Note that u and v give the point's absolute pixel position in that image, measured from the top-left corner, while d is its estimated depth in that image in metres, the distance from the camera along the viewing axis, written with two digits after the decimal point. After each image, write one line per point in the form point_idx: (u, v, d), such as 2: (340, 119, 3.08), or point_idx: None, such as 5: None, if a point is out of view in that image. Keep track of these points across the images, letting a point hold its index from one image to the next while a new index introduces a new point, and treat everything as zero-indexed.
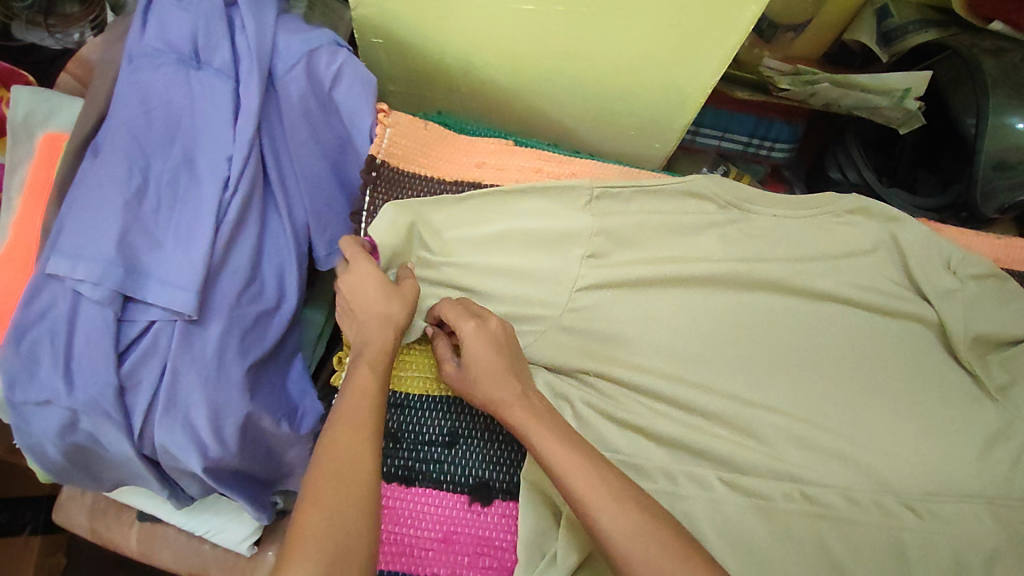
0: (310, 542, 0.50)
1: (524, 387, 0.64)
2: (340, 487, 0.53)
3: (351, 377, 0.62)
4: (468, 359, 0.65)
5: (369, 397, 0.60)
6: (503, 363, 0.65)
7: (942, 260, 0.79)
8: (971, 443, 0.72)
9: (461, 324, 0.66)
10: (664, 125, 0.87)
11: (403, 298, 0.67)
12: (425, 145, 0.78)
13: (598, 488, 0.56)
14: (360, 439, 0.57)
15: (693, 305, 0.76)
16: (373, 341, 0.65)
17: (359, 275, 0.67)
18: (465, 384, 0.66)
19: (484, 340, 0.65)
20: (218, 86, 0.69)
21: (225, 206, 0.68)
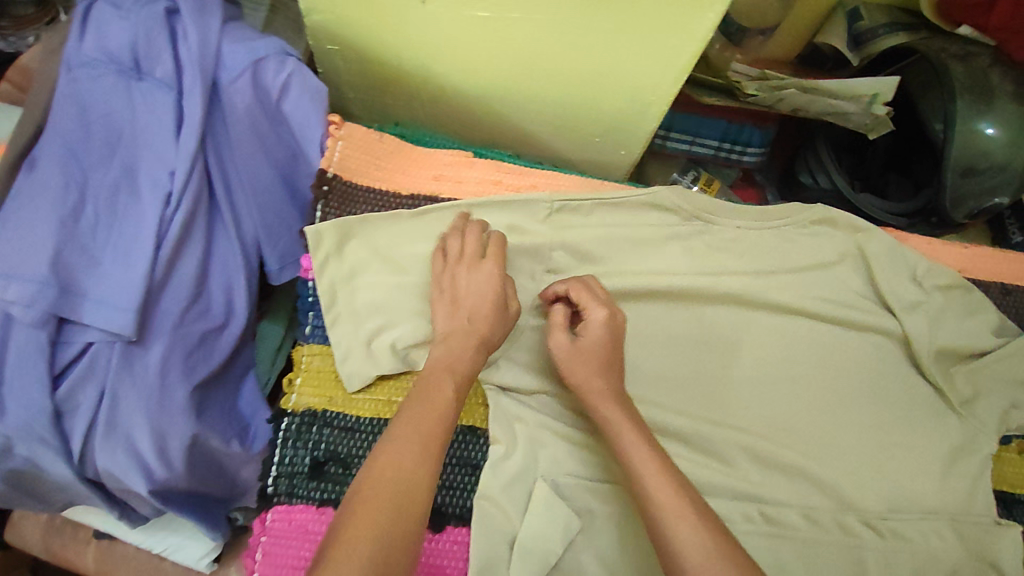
0: (353, 562, 0.45)
1: (621, 388, 0.63)
2: (393, 506, 0.48)
3: (431, 381, 0.59)
4: (588, 339, 0.64)
5: (441, 414, 0.56)
6: (614, 362, 0.64)
7: (908, 270, 0.77)
8: (935, 458, 0.72)
9: (594, 307, 0.66)
10: (630, 133, 0.85)
11: (505, 324, 0.65)
12: (380, 158, 0.76)
13: (681, 505, 0.51)
14: (424, 458, 0.52)
15: (655, 321, 0.74)
16: (465, 355, 0.61)
17: (480, 278, 0.66)
18: (571, 354, 0.64)
19: (607, 331, 0.65)
20: (160, 97, 0.66)
21: (167, 222, 0.66)
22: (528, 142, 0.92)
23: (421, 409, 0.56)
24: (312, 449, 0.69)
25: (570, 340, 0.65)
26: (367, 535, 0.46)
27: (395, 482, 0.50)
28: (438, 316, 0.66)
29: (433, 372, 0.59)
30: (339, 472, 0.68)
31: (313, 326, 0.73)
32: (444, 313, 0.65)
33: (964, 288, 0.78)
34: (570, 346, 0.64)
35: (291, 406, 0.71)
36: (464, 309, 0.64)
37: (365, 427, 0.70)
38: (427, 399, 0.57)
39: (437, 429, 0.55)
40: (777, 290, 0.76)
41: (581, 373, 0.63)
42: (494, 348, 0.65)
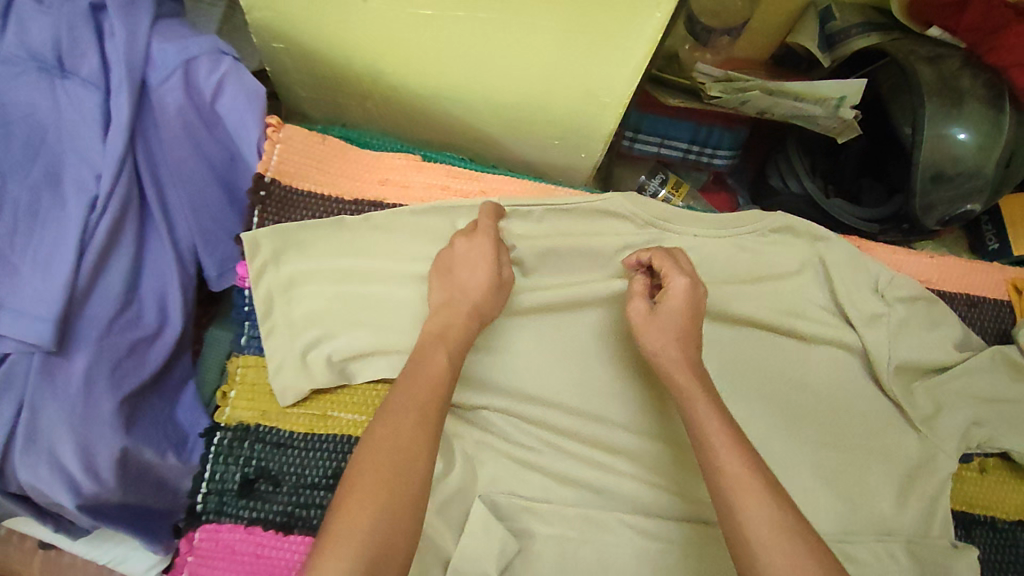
0: (353, 535, 0.47)
1: (698, 362, 0.61)
2: (391, 478, 0.50)
3: (424, 353, 0.59)
4: (670, 307, 0.63)
5: (435, 384, 0.56)
6: (692, 334, 0.63)
7: (870, 281, 0.75)
8: (891, 477, 0.70)
9: (675, 276, 0.65)
10: (589, 136, 0.82)
11: (500, 297, 0.65)
12: (323, 161, 0.74)
13: (747, 477, 0.51)
14: (419, 429, 0.53)
15: (603, 333, 0.72)
16: (455, 324, 0.61)
17: (472, 252, 0.66)
18: (648, 322, 0.63)
19: (691, 300, 0.64)
20: (85, 97, 0.62)
21: (91, 228, 0.62)
22: (486, 144, 0.89)
23: (415, 381, 0.56)
24: (243, 465, 0.68)
25: (648, 308, 0.64)
26: (368, 507, 0.48)
27: (392, 455, 0.51)
28: (432, 289, 0.66)
29: (425, 345, 0.60)
30: (269, 489, 0.68)
31: (249, 337, 0.72)
32: (437, 286, 0.65)
33: (928, 300, 0.75)
34: (647, 312, 0.64)
35: (223, 420, 0.70)
36: (457, 284, 0.64)
37: (297, 443, 0.69)
38: (421, 371, 0.57)
39: (431, 401, 0.55)
40: (734, 301, 0.73)
41: (655, 339, 0.62)
42: (490, 321, 0.65)
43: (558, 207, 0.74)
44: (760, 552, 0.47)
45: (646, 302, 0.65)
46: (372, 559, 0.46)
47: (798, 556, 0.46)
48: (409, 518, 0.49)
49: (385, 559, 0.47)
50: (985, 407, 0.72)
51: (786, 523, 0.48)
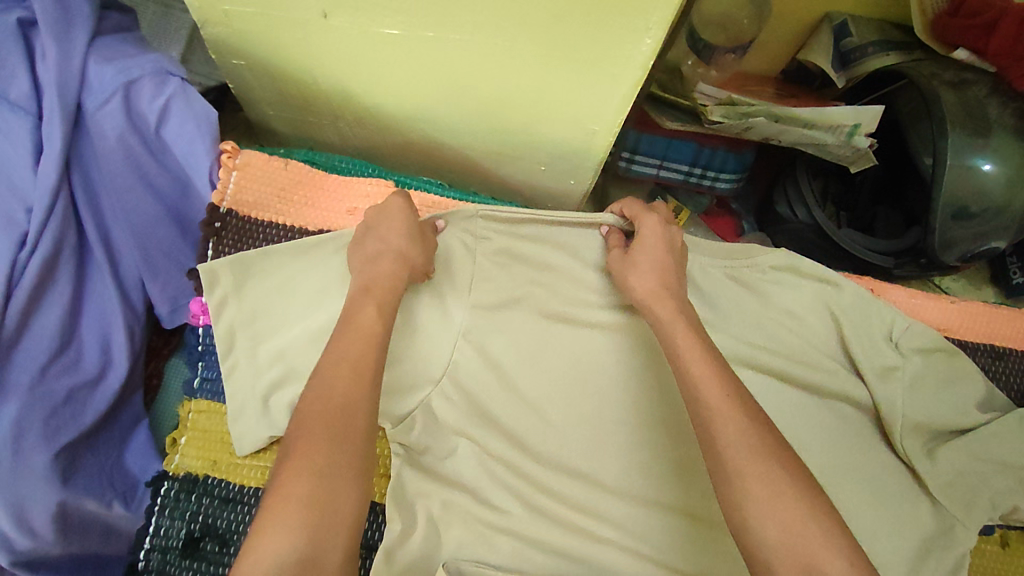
0: (289, 506, 0.42)
1: (677, 288, 0.58)
2: (326, 443, 0.45)
3: (352, 313, 0.53)
4: (641, 249, 0.61)
5: (367, 342, 0.51)
6: (672, 266, 0.60)
7: (883, 329, 0.68)
8: (905, 550, 0.62)
9: (644, 217, 0.62)
10: (577, 162, 0.75)
11: (425, 244, 0.60)
12: (284, 188, 0.68)
13: (742, 422, 0.46)
14: (355, 386, 0.48)
15: (584, 379, 0.65)
16: (381, 275, 0.56)
17: (378, 210, 0.60)
18: (621, 265, 0.61)
19: (670, 234, 0.62)
20: (14, 124, 0.58)
21: (21, 267, 0.58)
22: (468, 169, 0.83)
23: (345, 337, 0.51)
24: (189, 521, 0.62)
25: (622, 253, 0.63)
26: (303, 472, 0.43)
27: (327, 417, 0.46)
28: (351, 258, 0.60)
29: (352, 306, 0.54)
30: (215, 550, 0.61)
31: (202, 380, 0.66)
32: (356, 252, 0.59)
33: (947, 352, 0.68)
34: (621, 255, 0.63)
35: (172, 469, 0.64)
36: (376, 236, 0.59)
37: (248, 500, 0.62)
38: (349, 327, 0.52)
39: (366, 358, 0.50)
40: (730, 347, 0.67)
41: (630, 279, 0.60)
42: (421, 273, 0.59)
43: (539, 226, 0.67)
44: (743, 479, 0.43)
45: (620, 251, 0.63)
46: (314, 527, 0.41)
47: (782, 486, 0.42)
48: (355, 481, 0.44)
49: (330, 533, 0.42)
50: (1012, 475, 0.64)
51: (766, 447, 0.44)
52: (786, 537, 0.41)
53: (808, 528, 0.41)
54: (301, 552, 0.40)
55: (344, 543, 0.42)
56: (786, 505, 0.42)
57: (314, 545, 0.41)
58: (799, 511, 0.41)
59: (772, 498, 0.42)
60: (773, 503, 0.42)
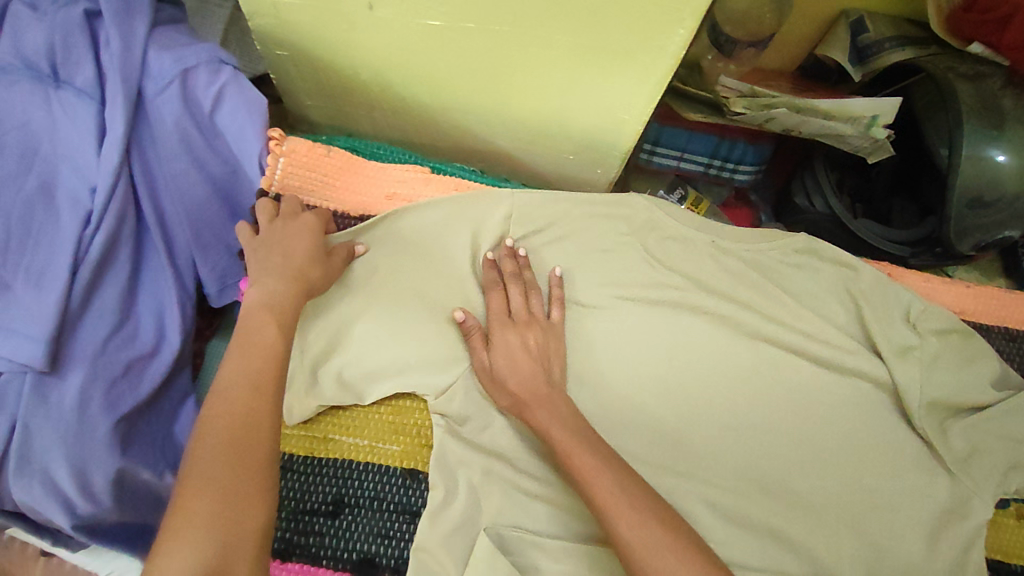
0: (195, 522, 0.44)
1: (548, 392, 0.62)
2: (226, 459, 0.47)
3: (252, 329, 0.55)
4: (502, 364, 0.63)
5: (267, 356, 0.54)
6: (541, 369, 0.63)
7: (901, 310, 0.71)
8: (921, 522, 0.65)
9: (502, 330, 0.65)
10: (604, 151, 0.78)
11: (325, 269, 0.64)
12: (326, 174, 0.71)
13: (618, 496, 0.51)
14: (254, 401, 0.51)
15: (616, 349, 0.69)
16: (279, 293, 0.58)
17: (296, 228, 0.64)
18: (493, 385, 0.64)
19: (530, 333, 0.65)
20: (79, 109, 0.62)
21: (86, 243, 0.61)
22: (498, 158, 0.86)
23: (245, 355, 0.53)
24: None
25: (487, 367, 0.64)
26: (205, 486, 0.46)
27: (227, 434, 0.48)
28: (251, 264, 0.61)
29: (251, 323, 0.56)
30: None
31: None
32: (258, 260, 0.61)
33: (963, 333, 0.71)
34: (489, 370, 0.64)
35: None
36: (285, 249, 0.62)
37: (299, 468, 0.64)
38: (249, 342, 0.54)
39: (264, 372, 0.53)
40: (752, 324, 0.70)
41: (504, 398, 0.63)
42: (315, 290, 0.63)
43: (588, 207, 0.74)
44: (597, 497, 0.52)
45: (485, 360, 0.65)
46: (223, 541, 0.44)
47: (635, 498, 0.51)
48: (260, 495, 0.47)
49: (237, 541, 0.45)
50: None
51: (614, 467, 0.54)
52: (638, 542, 0.49)
53: (660, 538, 0.49)
54: (210, 559, 0.43)
55: (252, 552, 0.45)
56: (638, 514, 0.50)
57: (222, 556, 0.43)
58: (648, 520, 0.50)
59: (626, 506, 0.51)
60: (627, 500, 0.51)
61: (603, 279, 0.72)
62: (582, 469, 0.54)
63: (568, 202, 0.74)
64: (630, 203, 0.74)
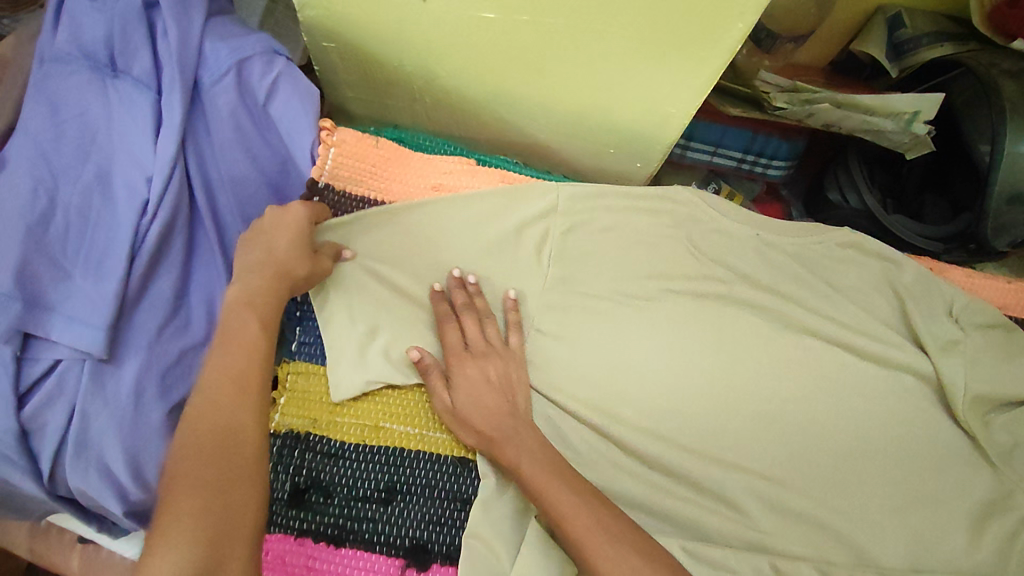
0: (181, 527, 0.43)
1: (516, 425, 0.61)
2: (211, 462, 0.47)
3: (232, 323, 0.55)
4: (467, 402, 0.62)
5: (250, 351, 0.53)
6: (504, 404, 0.63)
7: (944, 305, 0.72)
8: (965, 514, 0.65)
9: (464, 366, 0.64)
10: (646, 145, 0.79)
11: (309, 261, 0.62)
12: (374, 165, 0.71)
13: (597, 534, 0.54)
14: (239, 403, 0.50)
15: (664, 341, 0.69)
16: (257, 286, 0.57)
17: (281, 217, 0.63)
18: (460, 425, 0.62)
19: (490, 364, 0.65)
20: (138, 99, 0.63)
21: (142, 233, 0.62)
22: (537, 151, 0.86)
23: (227, 356, 0.52)
24: (293, 474, 0.63)
25: (450, 406, 0.63)
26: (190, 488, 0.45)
27: (211, 437, 0.48)
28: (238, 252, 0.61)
29: (230, 320, 0.55)
30: (320, 501, 0.62)
31: (300, 343, 0.68)
32: (244, 251, 0.60)
33: (1005, 328, 0.71)
34: (451, 409, 0.63)
35: (273, 426, 0.65)
36: (268, 241, 0.61)
37: (351, 455, 0.64)
38: (231, 340, 0.53)
39: (248, 367, 0.52)
40: (796, 317, 0.70)
41: (474, 438, 0.62)
42: (299, 286, 0.61)
43: (634, 202, 0.74)
44: (573, 531, 0.55)
45: (448, 401, 0.63)
46: (212, 544, 0.44)
47: (622, 543, 0.54)
48: (246, 493, 0.47)
49: (226, 538, 0.44)
50: None
51: (588, 500, 0.56)
52: None
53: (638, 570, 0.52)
54: (200, 556, 0.42)
55: (245, 551, 0.45)
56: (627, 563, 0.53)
57: (213, 554, 0.43)
58: (631, 557, 0.53)
59: (618, 557, 0.53)
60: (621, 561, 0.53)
61: (647, 270, 0.72)
62: (559, 505, 0.55)
63: (615, 195, 0.74)
64: (676, 198, 0.75)
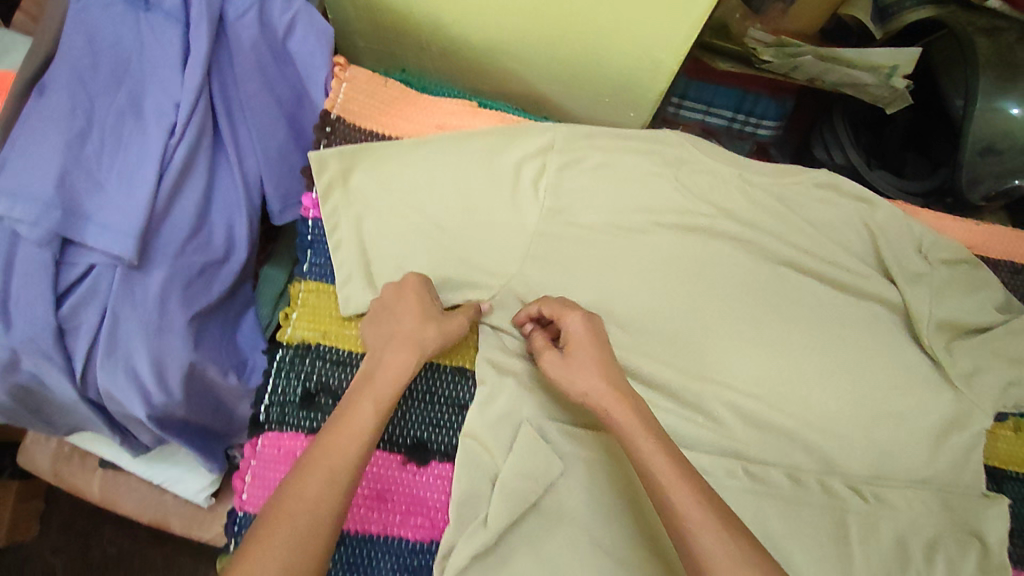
0: None
1: (626, 388, 0.62)
2: (289, 545, 0.49)
3: (348, 405, 0.58)
4: (577, 347, 0.65)
5: (356, 440, 0.55)
6: (610, 359, 0.64)
7: (914, 242, 0.76)
8: (927, 430, 0.71)
9: (569, 316, 0.67)
10: (639, 93, 0.84)
11: (438, 326, 0.65)
12: (382, 102, 0.77)
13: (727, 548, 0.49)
14: (329, 487, 0.52)
15: (651, 270, 0.74)
16: (390, 364, 0.61)
17: (403, 296, 0.67)
18: (567, 370, 0.64)
19: (593, 324, 0.67)
20: (167, 30, 0.68)
21: (171, 152, 0.67)
22: (536, 100, 0.91)
23: (333, 443, 0.55)
24: (304, 379, 0.69)
25: (561, 357, 0.65)
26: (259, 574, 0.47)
27: (292, 522, 0.50)
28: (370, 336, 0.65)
29: (348, 402, 0.58)
30: (328, 403, 0.69)
31: (310, 265, 0.73)
32: (375, 335, 0.65)
33: (971, 263, 0.76)
34: (561, 360, 0.65)
35: (285, 338, 0.71)
36: (395, 320, 0.65)
37: (357, 362, 0.70)
38: (344, 428, 0.56)
39: (348, 457, 0.54)
40: (774, 250, 0.75)
41: (584, 380, 0.62)
42: (436, 352, 0.64)
43: (622, 141, 0.78)
44: (697, 538, 0.50)
45: (557, 353, 0.65)
46: None
47: (733, 550, 0.49)
48: None
49: None
50: None
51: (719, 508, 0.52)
52: None
53: None
54: None
55: None
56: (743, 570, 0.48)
57: None
58: None
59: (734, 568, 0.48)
60: (732, 562, 0.48)
61: (635, 204, 0.77)
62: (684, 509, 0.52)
63: (607, 136, 0.78)
64: (661, 139, 0.78)
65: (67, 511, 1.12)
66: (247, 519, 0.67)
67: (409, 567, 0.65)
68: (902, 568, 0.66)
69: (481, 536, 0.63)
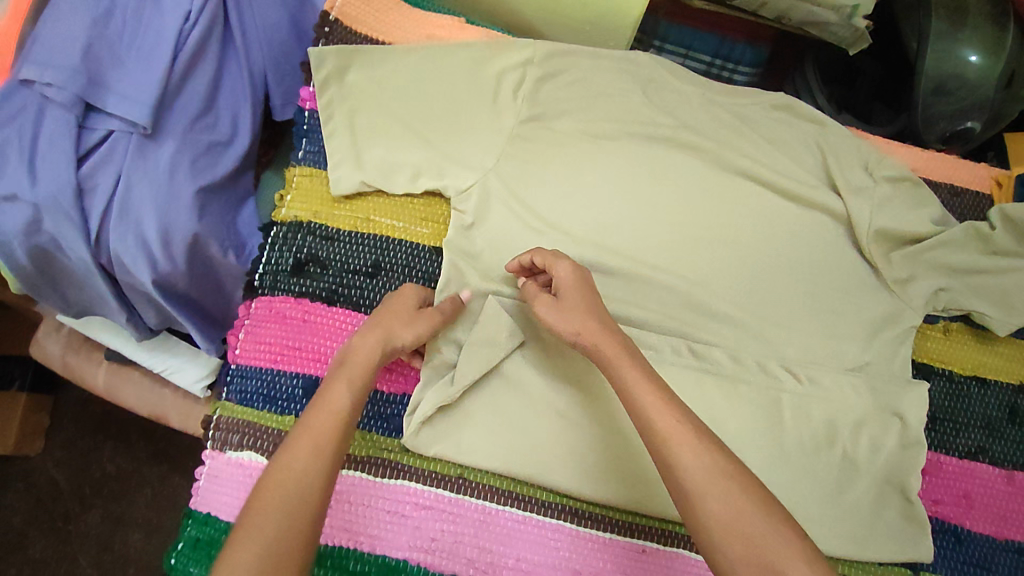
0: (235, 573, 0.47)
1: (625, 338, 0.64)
2: (282, 507, 0.51)
3: (325, 388, 0.61)
4: (567, 292, 0.67)
5: (337, 413, 0.58)
6: (597, 300, 0.67)
7: (861, 160, 0.82)
8: (861, 325, 0.78)
9: (559, 263, 0.69)
10: (616, 17, 0.90)
11: (419, 325, 0.67)
12: (378, 11, 0.84)
13: (743, 510, 0.51)
14: (311, 458, 0.55)
15: (617, 172, 0.81)
16: (362, 351, 0.63)
17: (394, 299, 0.69)
18: (561, 310, 0.66)
19: (580, 271, 0.70)
20: None
21: (185, 36, 0.74)
22: (520, 25, 0.97)
23: (315, 418, 0.57)
24: (296, 251, 0.77)
25: (553, 300, 0.67)
26: (254, 540, 0.49)
27: (281, 490, 0.52)
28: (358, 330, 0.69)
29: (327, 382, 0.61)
30: (316, 271, 0.77)
31: (305, 152, 0.81)
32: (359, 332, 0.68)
33: (913, 182, 0.81)
34: (554, 303, 0.67)
35: (280, 217, 0.78)
36: (381, 313, 0.68)
37: (345, 237, 0.78)
38: (322, 405, 0.58)
39: (329, 431, 0.57)
40: (733, 162, 0.81)
41: (575, 320, 0.65)
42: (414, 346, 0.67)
43: (597, 58, 0.83)
44: (704, 490, 0.52)
45: (549, 296, 0.68)
46: None
47: (730, 481, 0.52)
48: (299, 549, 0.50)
49: None
50: (955, 276, 0.79)
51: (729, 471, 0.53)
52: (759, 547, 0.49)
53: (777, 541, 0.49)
54: None
55: None
56: (719, 480, 0.52)
57: None
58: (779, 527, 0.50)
59: (732, 510, 0.51)
60: (705, 472, 0.53)
61: (603, 115, 0.82)
62: (693, 472, 0.53)
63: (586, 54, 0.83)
64: (636, 59, 0.84)
65: (72, 433, 1.14)
66: (240, 369, 0.74)
67: (383, 415, 0.73)
68: (830, 443, 0.74)
69: (450, 389, 0.71)
